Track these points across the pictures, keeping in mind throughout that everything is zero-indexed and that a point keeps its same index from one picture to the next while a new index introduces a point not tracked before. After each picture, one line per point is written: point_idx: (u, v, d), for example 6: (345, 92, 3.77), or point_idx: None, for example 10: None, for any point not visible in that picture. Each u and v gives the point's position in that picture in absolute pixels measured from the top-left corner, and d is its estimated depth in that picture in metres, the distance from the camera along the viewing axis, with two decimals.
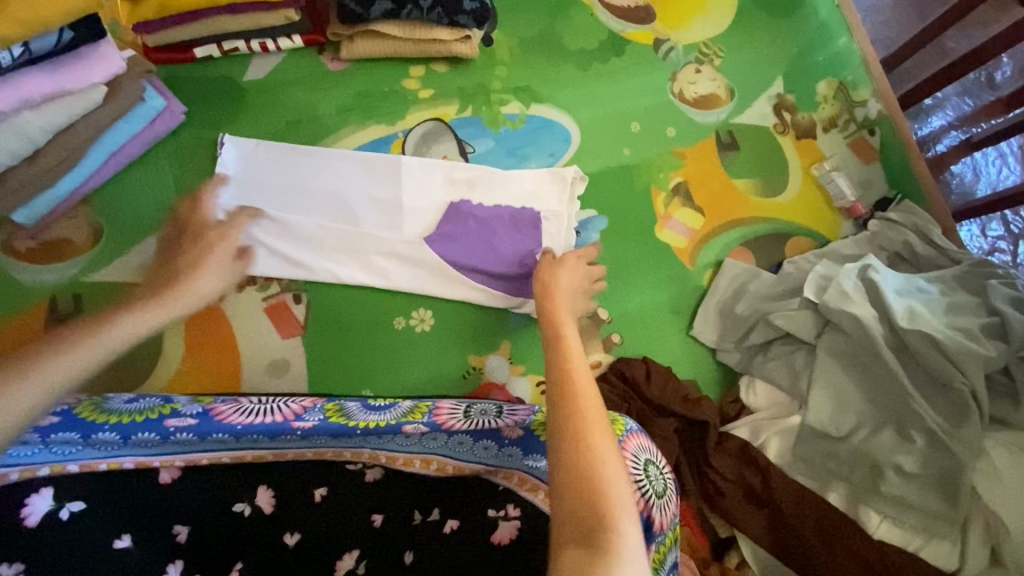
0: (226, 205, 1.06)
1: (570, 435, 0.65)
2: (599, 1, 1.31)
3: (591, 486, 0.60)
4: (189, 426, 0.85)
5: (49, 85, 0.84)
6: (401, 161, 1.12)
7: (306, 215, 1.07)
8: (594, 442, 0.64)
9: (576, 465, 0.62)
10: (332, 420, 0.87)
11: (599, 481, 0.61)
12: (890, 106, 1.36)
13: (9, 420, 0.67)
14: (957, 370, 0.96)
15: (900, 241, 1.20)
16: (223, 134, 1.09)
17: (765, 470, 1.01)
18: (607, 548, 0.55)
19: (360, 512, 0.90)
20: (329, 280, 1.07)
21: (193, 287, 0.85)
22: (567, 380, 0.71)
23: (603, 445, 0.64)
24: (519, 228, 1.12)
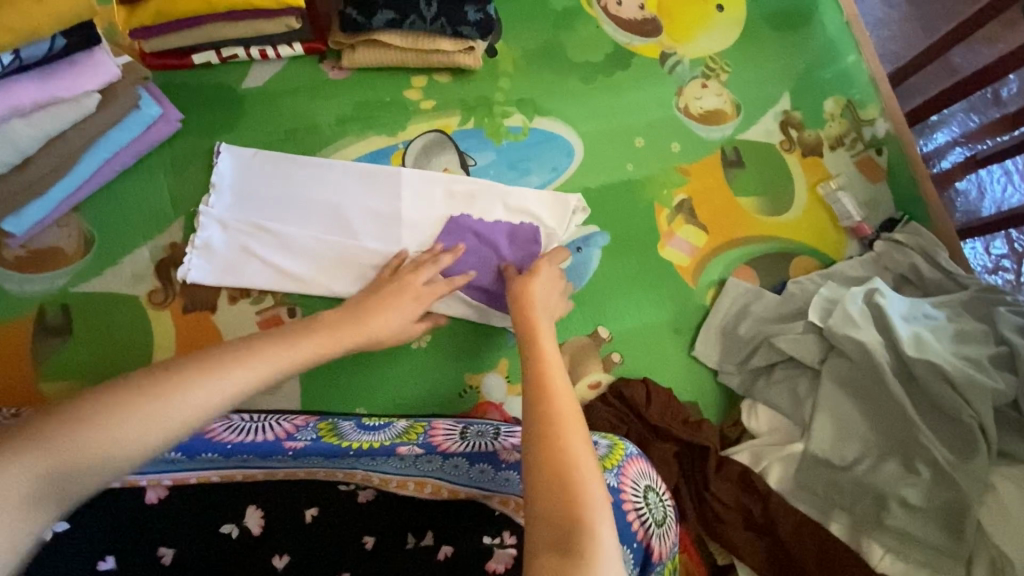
0: (220, 215, 1.04)
1: (548, 441, 0.65)
2: (605, 13, 1.29)
3: (568, 492, 0.60)
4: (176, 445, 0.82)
5: (40, 93, 0.82)
6: (402, 175, 1.10)
7: (304, 228, 1.05)
8: (571, 448, 0.64)
9: (553, 469, 0.62)
10: (325, 441, 0.84)
11: (576, 487, 0.61)
12: (898, 125, 1.34)
13: (177, 419, 0.63)
14: (964, 402, 0.94)
15: (906, 263, 1.18)
16: (219, 143, 1.07)
17: (766, 496, 1.00)
18: (583, 554, 0.55)
19: (351, 534, 0.87)
20: (322, 294, 1.04)
21: (367, 324, 0.88)
22: (545, 389, 0.71)
23: (581, 450, 0.64)
24: (518, 241, 1.09)
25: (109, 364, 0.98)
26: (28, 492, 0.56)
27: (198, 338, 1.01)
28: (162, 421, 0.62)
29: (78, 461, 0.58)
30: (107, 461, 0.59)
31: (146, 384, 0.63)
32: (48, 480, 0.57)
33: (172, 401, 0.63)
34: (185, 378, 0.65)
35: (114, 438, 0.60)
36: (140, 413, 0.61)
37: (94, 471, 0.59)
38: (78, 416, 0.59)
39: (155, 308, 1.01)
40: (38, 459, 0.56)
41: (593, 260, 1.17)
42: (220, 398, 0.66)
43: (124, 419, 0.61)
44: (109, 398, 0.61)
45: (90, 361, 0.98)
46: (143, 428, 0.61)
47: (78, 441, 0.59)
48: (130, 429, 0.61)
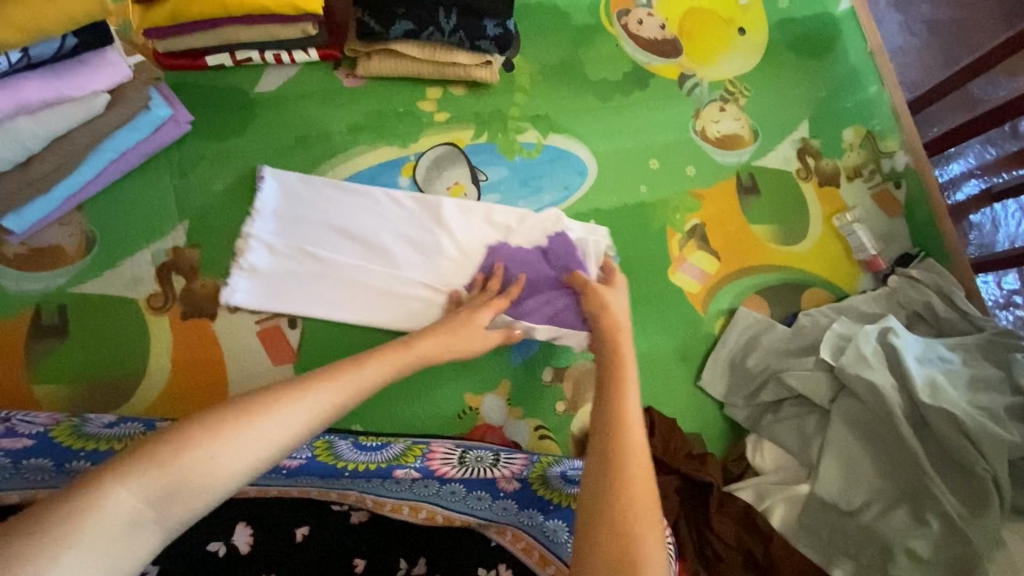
0: (264, 239, 1.02)
1: (614, 483, 0.62)
2: (624, 31, 1.27)
3: (625, 551, 0.57)
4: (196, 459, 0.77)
5: (48, 92, 0.80)
6: (439, 202, 1.07)
7: (346, 254, 1.04)
8: (637, 497, 0.61)
9: (614, 514, 0.59)
10: (320, 460, 0.81)
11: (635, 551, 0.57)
12: (918, 159, 1.31)
13: (278, 440, 0.60)
14: (980, 454, 0.91)
15: (921, 301, 1.16)
16: (262, 166, 1.06)
17: (768, 538, 0.96)
18: None
19: (339, 557, 0.85)
20: (359, 322, 1.03)
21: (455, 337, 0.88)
22: (620, 420, 0.67)
23: (646, 498, 0.61)
24: (552, 257, 1.04)
25: (104, 368, 0.96)
26: (133, 515, 0.53)
27: (196, 345, 0.99)
28: (262, 446, 0.59)
29: (181, 484, 0.55)
30: (208, 486, 0.56)
31: (240, 406, 0.60)
32: (151, 503, 0.54)
33: (270, 423, 0.60)
34: (276, 401, 0.61)
35: (215, 463, 0.56)
36: (239, 437, 0.58)
37: (195, 496, 0.56)
38: (175, 439, 0.56)
39: (154, 313, 0.99)
40: (143, 482, 0.54)
41: None
42: (314, 421, 0.63)
43: (224, 443, 0.57)
44: (204, 422, 0.58)
45: (84, 364, 0.96)
46: (244, 452, 0.58)
47: (180, 465, 0.55)
48: (231, 452, 0.57)
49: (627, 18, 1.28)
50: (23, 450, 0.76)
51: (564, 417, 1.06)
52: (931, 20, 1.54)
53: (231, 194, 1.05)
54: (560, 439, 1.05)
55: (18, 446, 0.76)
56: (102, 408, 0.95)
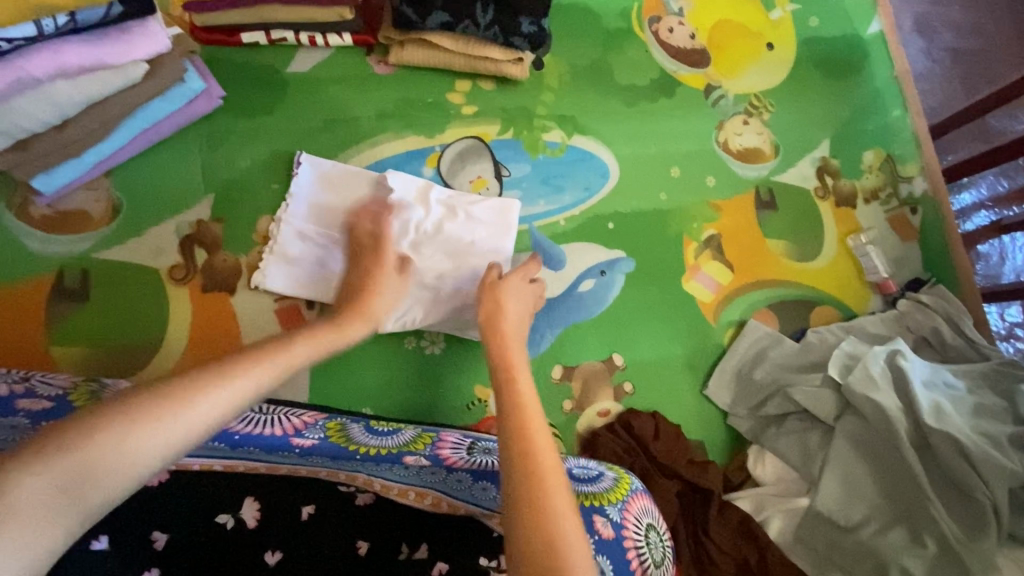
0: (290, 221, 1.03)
1: (536, 527, 0.60)
2: (655, 37, 1.28)
3: (544, 534, 0.60)
4: (220, 435, 0.80)
5: (87, 56, 0.82)
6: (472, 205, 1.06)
7: None
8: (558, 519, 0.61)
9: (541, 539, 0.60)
10: (332, 441, 0.83)
11: (553, 529, 0.60)
12: (936, 186, 1.32)
13: (203, 423, 0.61)
14: (981, 480, 0.93)
15: (929, 326, 1.17)
16: (300, 152, 1.06)
17: (764, 546, 0.98)
18: None
19: (343, 537, 0.83)
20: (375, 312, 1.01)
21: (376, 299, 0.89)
22: (528, 457, 0.66)
23: (567, 514, 0.62)
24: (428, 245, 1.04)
25: (123, 333, 0.97)
26: (47, 503, 0.52)
27: (215, 320, 1.00)
28: (182, 429, 0.60)
29: (93, 470, 0.55)
30: (128, 471, 0.57)
31: (158, 395, 0.60)
32: (64, 489, 0.53)
33: (188, 408, 0.61)
34: (198, 389, 0.62)
35: (128, 451, 0.57)
36: (157, 425, 0.58)
37: (111, 482, 0.56)
38: (82, 427, 0.56)
39: (175, 284, 1.00)
40: (52, 471, 0.53)
41: (615, 286, 1.16)
42: (235, 402, 0.64)
43: (136, 432, 0.57)
44: (116, 411, 0.58)
45: (105, 329, 0.97)
46: (160, 441, 0.58)
47: (93, 450, 0.55)
48: (145, 439, 0.58)
49: (657, 25, 1.29)
50: (43, 413, 0.73)
51: (570, 415, 1.10)
52: (955, 49, 1.55)
53: (257, 171, 1.06)
54: (565, 437, 1.09)
55: (38, 409, 0.74)
56: (118, 375, 0.96)
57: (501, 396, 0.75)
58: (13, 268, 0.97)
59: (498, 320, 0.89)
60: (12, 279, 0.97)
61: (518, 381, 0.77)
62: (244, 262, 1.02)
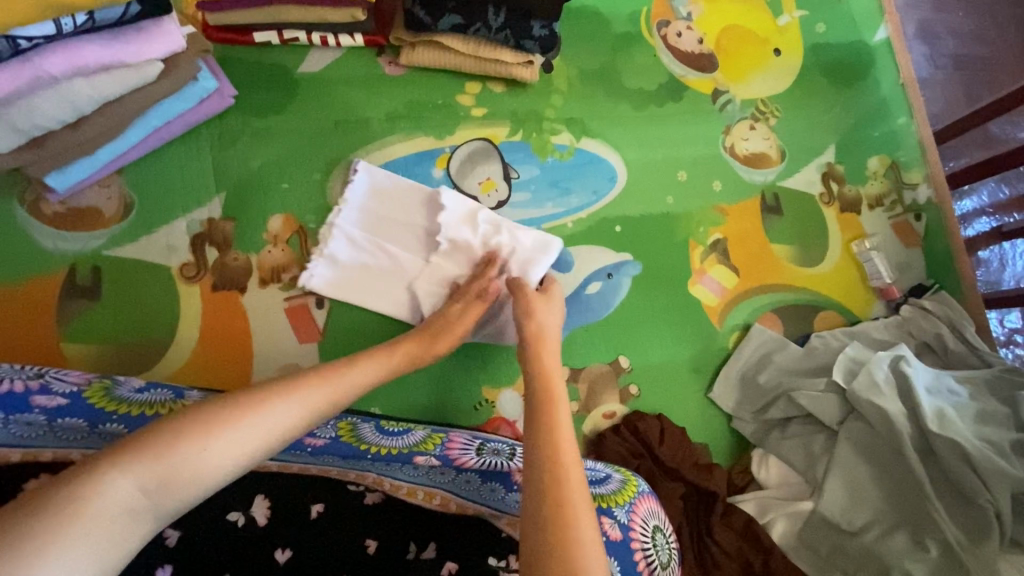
0: (346, 230, 1.04)
1: (557, 528, 0.60)
2: (663, 42, 1.29)
3: (564, 535, 0.59)
4: None
5: (105, 55, 0.82)
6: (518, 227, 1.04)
7: (418, 255, 1.04)
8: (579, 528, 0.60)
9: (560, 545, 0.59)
10: (344, 441, 0.86)
11: (575, 532, 0.60)
12: (941, 193, 1.33)
13: (274, 438, 0.65)
14: (984, 487, 0.94)
15: (932, 332, 1.18)
16: (357, 160, 1.07)
17: (768, 551, 0.98)
18: None
19: (352, 536, 0.82)
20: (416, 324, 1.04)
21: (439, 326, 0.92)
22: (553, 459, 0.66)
23: (586, 517, 0.61)
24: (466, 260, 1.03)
25: (133, 331, 0.98)
26: (130, 504, 0.56)
27: (225, 319, 1.00)
28: (256, 440, 0.64)
29: (173, 475, 0.59)
30: (203, 478, 0.60)
31: (235, 406, 0.64)
32: (145, 491, 0.57)
33: (260, 420, 0.64)
34: (269, 402, 0.66)
35: (205, 459, 0.60)
36: (231, 435, 0.62)
37: (189, 487, 0.59)
38: (169, 432, 0.60)
39: (185, 282, 1.01)
40: (136, 473, 0.57)
41: (622, 289, 1.17)
42: (303, 420, 0.68)
43: (212, 440, 0.61)
44: (198, 418, 0.62)
45: (115, 326, 0.98)
46: (233, 451, 0.62)
47: (173, 456, 0.59)
48: (223, 447, 0.61)
49: (666, 29, 1.30)
50: (58, 409, 0.75)
51: (576, 417, 1.11)
52: (958, 56, 1.56)
53: (268, 170, 1.07)
54: None
55: (53, 406, 0.75)
56: (129, 372, 0.97)
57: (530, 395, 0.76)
58: (25, 265, 0.97)
59: (531, 324, 0.89)
60: (23, 275, 0.97)
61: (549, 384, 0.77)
62: (255, 261, 1.03)
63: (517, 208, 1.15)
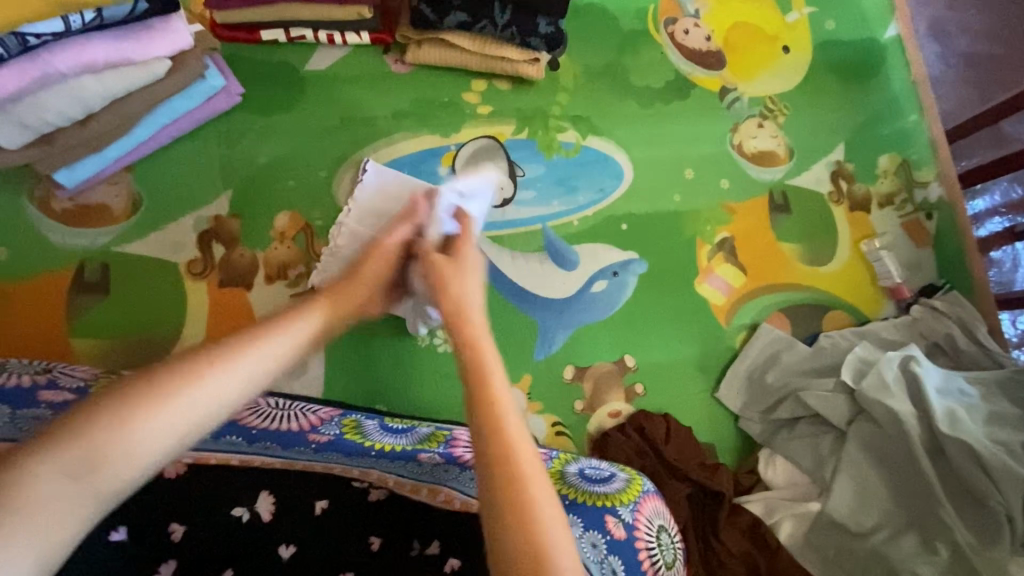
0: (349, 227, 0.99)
1: (510, 504, 0.55)
2: (670, 39, 1.28)
3: (520, 511, 0.54)
4: None
5: (113, 52, 0.83)
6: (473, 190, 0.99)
7: None
8: (543, 523, 0.54)
9: (524, 546, 0.53)
10: (347, 438, 0.84)
11: (529, 502, 0.55)
12: (952, 192, 1.31)
13: (209, 409, 0.58)
14: (996, 489, 0.92)
15: (942, 332, 1.16)
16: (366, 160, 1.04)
17: (774, 553, 1.00)
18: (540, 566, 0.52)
19: (356, 532, 0.82)
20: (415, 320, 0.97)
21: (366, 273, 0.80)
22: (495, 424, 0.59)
23: (539, 485, 0.57)
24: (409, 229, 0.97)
25: (139, 327, 0.99)
26: (53, 495, 0.49)
27: (231, 316, 1.01)
28: (195, 409, 0.57)
29: (98, 459, 0.52)
30: (135, 459, 0.53)
31: (157, 381, 0.56)
32: (70, 478, 0.50)
33: (189, 394, 0.57)
34: (195, 373, 0.58)
35: (131, 440, 0.53)
36: (158, 411, 0.55)
37: (123, 470, 0.53)
38: (85, 415, 0.53)
39: (192, 278, 1.01)
40: (59, 461, 0.50)
41: (628, 287, 1.16)
42: (243, 388, 0.61)
43: (141, 416, 0.54)
44: (117, 396, 0.54)
45: (122, 322, 0.98)
46: (163, 428, 0.55)
47: (96, 440, 0.52)
48: (151, 425, 0.54)
49: (673, 27, 1.29)
50: (66, 402, 0.74)
51: (581, 416, 1.10)
52: (970, 54, 1.53)
53: (275, 167, 1.07)
54: (576, 437, 1.09)
55: (60, 399, 0.74)
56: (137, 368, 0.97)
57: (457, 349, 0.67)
58: (35, 260, 0.99)
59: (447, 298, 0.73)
60: (34, 270, 0.98)
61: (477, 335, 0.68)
62: (261, 257, 1.03)
63: (523, 206, 1.15)
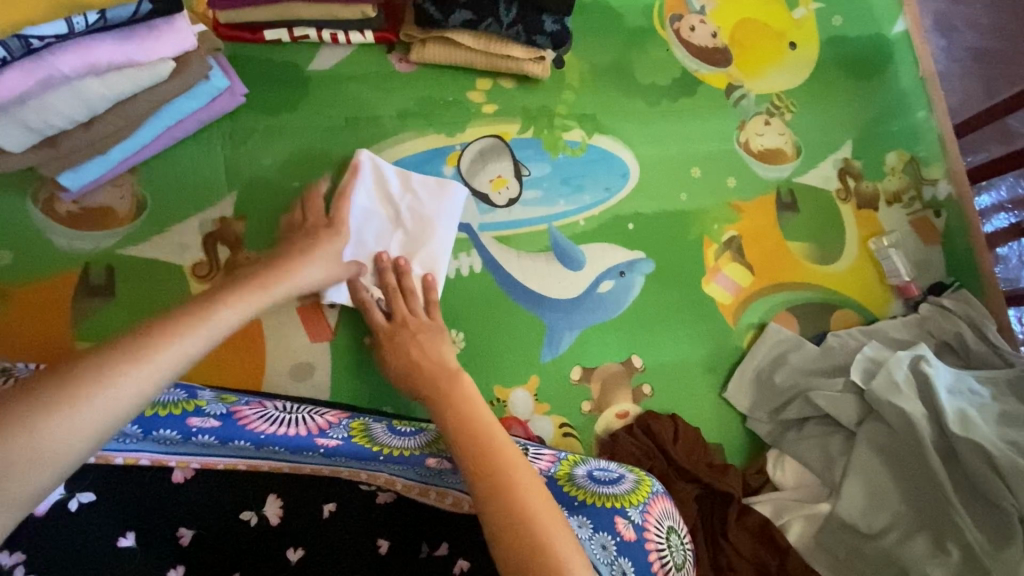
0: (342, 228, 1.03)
1: (474, 446, 0.70)
2: (676, 36, 1.27)
3: (482, 448, 0.69)
4: (211, 428, 0.79)
5: (118, 54, 0.82)
6: (445, 184, 1.07)
7: (418, 241, 1.05)
8: (502, 454, 0.68)
9: (483, 463, 0.67)
10: (355, 442, 0.80)
11: (491, 440, 0.70)
12: (960, 189, 1.30)
13: (124, 401, 0.56)
14: (1006, 489, 0.91)
15: (951, 331, 1.15)
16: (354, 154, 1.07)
17: (784, 553, 0.97)
18: (508, 481, 0.65)
19: (364, 533, 0.82)
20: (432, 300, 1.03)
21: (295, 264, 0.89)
22: (455, 399, 0.78)
23: (497, 429, 0.72)
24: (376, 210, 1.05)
25: None
26: None
27: None
28: (112, 410, 0.55)
29: (13, 461, 0.49)
30: (51, 460, 0.51)
31: (67, 384, 0.54)
32: None
33: (110, 390, 0.55)
34: (116, 367, 0.57)
35: (46, 438, 0.51)
36: (76, 408, 0.53)
37: (39, 468, 0.50)
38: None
39: (197, 280, 1.01)
40: None
41: (634, 287, 1.15)
42: (160, 378, 0.59)
43: (54, 415, 0.52)
44: (28, 397, 0.52)
45: (127, 324, 0.98)
46: (79, 426, 0.53)
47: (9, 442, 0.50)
48: (66, 424, 0.52)
49: (679, 24, 1.27)
50: None
51: (588, 417, 1.09)
52: (977, 48, 1.52)
53: (279, 168, 1.06)
54: (584, 438, 1.09)
55: None
56: None
57: (413, 371, 0.88)
58: (39, 263, 0.98)
59: (409, 360, 0.90)
60: (38, 273, 0.98)
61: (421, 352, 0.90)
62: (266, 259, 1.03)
63: (528, 207, 1.14)
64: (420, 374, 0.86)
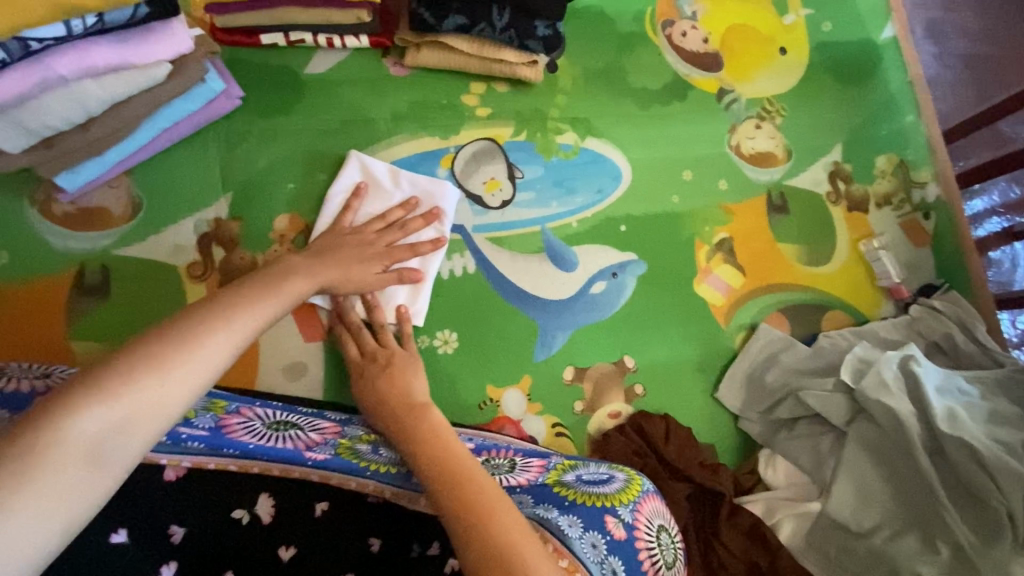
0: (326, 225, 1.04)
1: (444, 471, 0.72)
2: (668, 41, 1.29)
3: (451, 473, 0.71)
4: (200, 436, 0.81)
5: (115, 58, 0.84)
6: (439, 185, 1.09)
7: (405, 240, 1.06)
8: (471, 478, 0.70)
9: (453, 487, 0.69)
10: (343, 457, 0.84)
11: (460, 466, 0.72)
12: (949, 192, 1.32)
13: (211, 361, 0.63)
14: (996, 487, 0.92)
15: (941, 332, 1.16)
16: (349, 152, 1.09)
17: (776, 552, 0.98)
18: (478, 503, 0.66)
19: (357, 531, 0.82)
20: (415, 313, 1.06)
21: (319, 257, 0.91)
22: (425, 428, 0.80)
23: (466, 457, 0.74)
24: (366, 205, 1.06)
25: (138, 330, 0.98)
26: (91, 445, 0.53)
27: None
28: (200, 370, 0.61)
29: (129, 416, 0.55)
30: (155, 415, 0.57)
31: (156, 348, 0.60)
32: (107, 429, 0.54)
33: (193, 356, 0.61)
34: (197, 335, 0.63)
35: (148, 396, 0.57)
36: (162, 371, 0.59)
37: (147, 422, 0.56)
38: (94, 382, 0.56)
39: (192, 281, 1.02)
40: (96, 415, 0.54)
41: (626, 288, 1.16)
42: (234, 345, 0.65)
43: (145, 375, 0.58)
44: (123, 359, 0.58)
45: (121, 323, 0.98)
46: (175, 384, 0.59)
47: (115, 397, 0.55)
48: (159, 384, 0.58)
49: (671, 29, 1.29)
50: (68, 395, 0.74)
51: (581, 417, 1.10)
52: (967, 54, 1.54)
53: (275, 170, 1.08)
54: (576, 438, 1.09)
55: None
56: None
57: (380, 402, 0.89)
58: (35, 263, 0.99)
59: (383, 387, 0.90)
60: (34, 273, 0.98)
61: (395, 378, 0.92)
62: (260, 260, 1.04)
63: (521, 208, 1.15)
64: (389, 402, 0.88)
